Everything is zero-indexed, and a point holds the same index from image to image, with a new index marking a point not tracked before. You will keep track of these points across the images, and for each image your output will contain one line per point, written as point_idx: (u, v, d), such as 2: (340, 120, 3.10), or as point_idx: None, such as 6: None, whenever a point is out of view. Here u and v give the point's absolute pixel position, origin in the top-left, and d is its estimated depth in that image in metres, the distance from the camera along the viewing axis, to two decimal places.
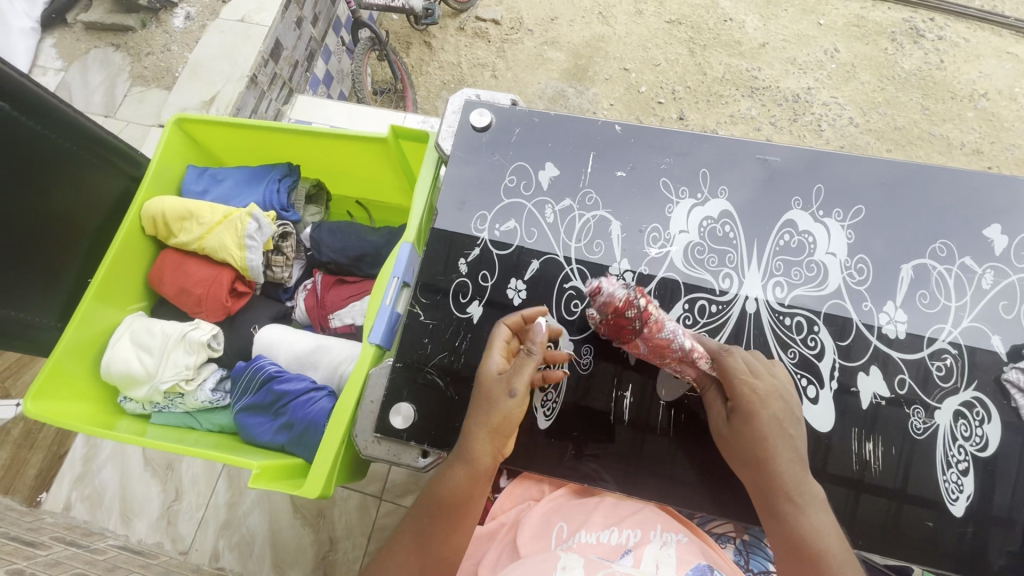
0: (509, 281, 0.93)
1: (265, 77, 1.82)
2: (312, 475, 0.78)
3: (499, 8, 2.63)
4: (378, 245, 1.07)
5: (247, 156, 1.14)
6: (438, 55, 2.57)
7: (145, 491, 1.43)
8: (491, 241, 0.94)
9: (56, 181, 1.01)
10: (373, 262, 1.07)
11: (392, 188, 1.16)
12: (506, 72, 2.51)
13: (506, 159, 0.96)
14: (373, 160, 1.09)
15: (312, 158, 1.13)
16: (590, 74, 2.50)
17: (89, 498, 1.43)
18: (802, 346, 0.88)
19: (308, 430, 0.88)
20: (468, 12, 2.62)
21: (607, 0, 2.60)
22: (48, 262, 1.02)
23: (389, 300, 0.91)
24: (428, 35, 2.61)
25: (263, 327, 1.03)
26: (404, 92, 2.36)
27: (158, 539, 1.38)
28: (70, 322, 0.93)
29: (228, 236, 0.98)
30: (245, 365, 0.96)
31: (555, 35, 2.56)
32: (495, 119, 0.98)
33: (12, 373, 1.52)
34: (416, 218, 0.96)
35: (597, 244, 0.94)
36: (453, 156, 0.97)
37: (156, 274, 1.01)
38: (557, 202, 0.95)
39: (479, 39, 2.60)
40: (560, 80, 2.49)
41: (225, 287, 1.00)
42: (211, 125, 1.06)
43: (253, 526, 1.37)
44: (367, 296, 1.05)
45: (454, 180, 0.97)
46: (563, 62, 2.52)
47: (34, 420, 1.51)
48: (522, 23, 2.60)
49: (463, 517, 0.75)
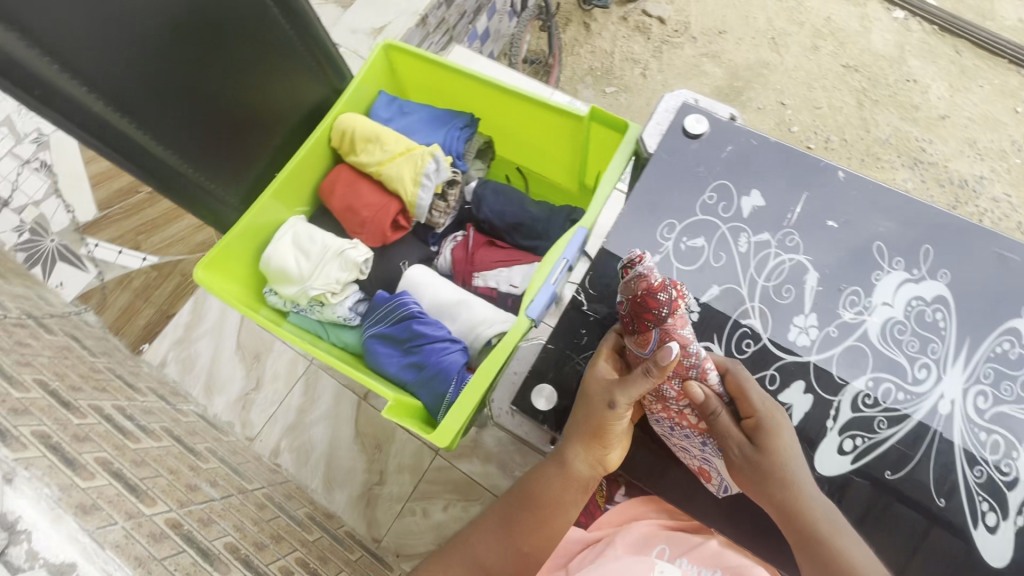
0: (683, 298, 0.91)
1: (435, 20, 1.84)
2: (443, 425, 0.85)
3: (668, 7, 2.52)
4: (537, 217, 1.18)
5: (440, 99, 1.27)
6: (593, 40, 2.51)
7: (230, 372, 1.53)
8: (676, 252, 0.95)
9: (277, 75, 1.12)
10: (527, 233, 1.18)
11: (558, 166, 1.25)
12: (657, 74, 2.41)
13: (710, 174, 0.97)
14: (560, 136, 1.17)
15: (498, 119, 1.23)
16: (743, 99, 2.36)
17: (181, 362, 1.55)
18: (993, 469, 0.81)
19: (432, 374, 1.01)
20: (636, 4, 2.53)
21: (785, 27, 2.45)
22: (247, 144, 1.13)
23: (555, 281, 0.90)
24: (589, 17, 2.54)
25: (413, 267, 1.16)
26: (551, 67, 2.32)
27: (231, 418, 1.48)
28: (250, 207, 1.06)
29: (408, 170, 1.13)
30: (390, 297, 1.09)
31: (719, 49, 2.44)
32: (709, 130, 0.99)
33: (148, 230, 1.72)
34: (598, 204, 0.95)
35: (788, 289, 0.91)
36: (656, 156, 0.99)
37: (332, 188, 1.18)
38: (755, 234, 0.94)
39: (639, 34, 2.50)
40: (709, 97, 2.37)
41: (391, 216, 1.15)
42: (425, 65, 1.18)
43: (316, 436, 1.45)
44: (511, 265, 1.16)
45: (650, 181, 0.98)
46: (717, 79, 2.39)
47: (154, 278, 1.66)
48: (688, 29, 2.48)
49: (546, 513, 0.86)
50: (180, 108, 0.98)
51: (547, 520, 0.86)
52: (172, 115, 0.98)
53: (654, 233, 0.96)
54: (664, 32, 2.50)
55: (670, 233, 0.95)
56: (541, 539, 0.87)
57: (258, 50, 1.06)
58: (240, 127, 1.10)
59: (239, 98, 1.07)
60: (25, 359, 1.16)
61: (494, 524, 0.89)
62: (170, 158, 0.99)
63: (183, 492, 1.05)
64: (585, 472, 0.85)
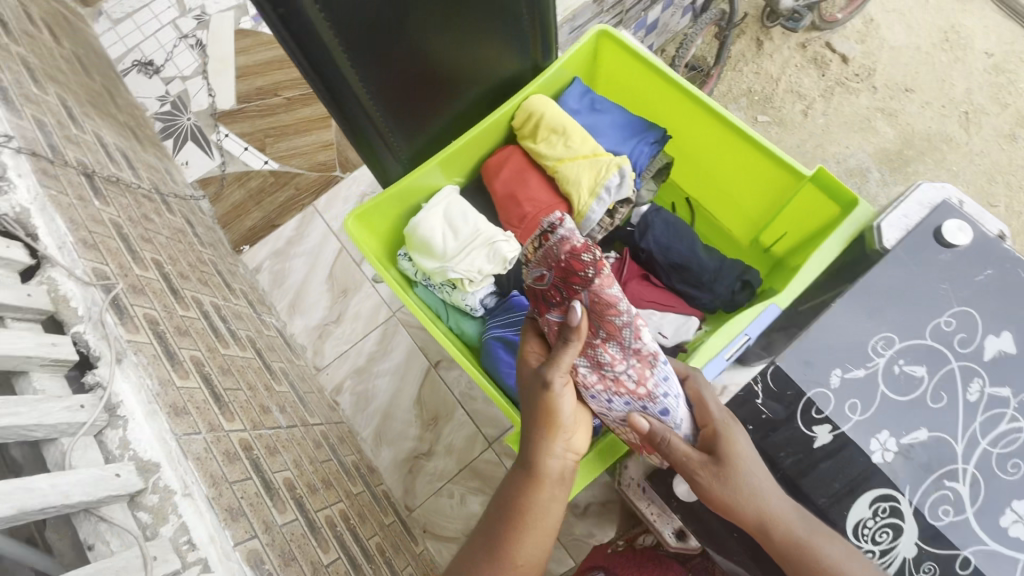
0: (882, 429, 0.63)
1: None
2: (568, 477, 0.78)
3: (856, 46, 2.25)
4: (706, 267, 0.93)
5: (631, 99, 1.02)
6: (762, 60, 2.26)
7: (315, 298, 1.54)
8: (887, 375, 0.64)
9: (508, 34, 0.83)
10: (687, 278, 0.94)
11: (743, 217, 1.00)
12: (820, 116, 2.16)
13: (956, 294, 0.66)
14: (761, 185, 0.92)
15: (689, 140, 0.98)
16: (909, 170, 2.09)
17: (274, 273, 1.57)
18: None
19: None
20: (823, 33, 2.27)
21: (983, 104, 2.14)
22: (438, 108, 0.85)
23: (732, 356, 0.72)
24: (765, 34, 2.28)
25: None
26: (708, 79, 2.14)
27: (306, 343, 1.50)
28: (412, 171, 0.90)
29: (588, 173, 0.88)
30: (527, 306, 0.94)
31: (899, 108, 2.16)
32: (971, 240, 0.68)
33: (277, 136, 1.72)
34: (801, 284, 0.76)
35: (1016, 464, 0.62)
36: (891, 253, 0.68)
37: (497, 167, 0.94)
38: (993, 384, 0.64)
39: (814, 66, 2.24)
40: (871, 157, 2.11)
41: (555, 219, 0.91)
42: (633, 57, 0.94)
43: (379, 387, 1.44)
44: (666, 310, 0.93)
45: (875, 280, 0.67)
46: (888, 140, 2.12)
47: (270, 185, 1.67)
48: (872, 75, 2.21)
49: (526, 524, 0.68)
50: (402, 49, 0.71)
51: (524, 528, 0.68)
52: (391, 55, 0.71)
53: (863, 342, 0.65)
54: (843, 71, 2.23)
55: (886, 350, 0.65)
56: (526, 557, 0.67)
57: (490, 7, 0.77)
58: (442, 86, 0.82)
59: (462, 51, 0.79)
60: (147, 235, 1.18)
61: (471, 553, 0.70)
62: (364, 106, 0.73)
63: (258, 412, 1.05)
64: (554, 454, 0.70)
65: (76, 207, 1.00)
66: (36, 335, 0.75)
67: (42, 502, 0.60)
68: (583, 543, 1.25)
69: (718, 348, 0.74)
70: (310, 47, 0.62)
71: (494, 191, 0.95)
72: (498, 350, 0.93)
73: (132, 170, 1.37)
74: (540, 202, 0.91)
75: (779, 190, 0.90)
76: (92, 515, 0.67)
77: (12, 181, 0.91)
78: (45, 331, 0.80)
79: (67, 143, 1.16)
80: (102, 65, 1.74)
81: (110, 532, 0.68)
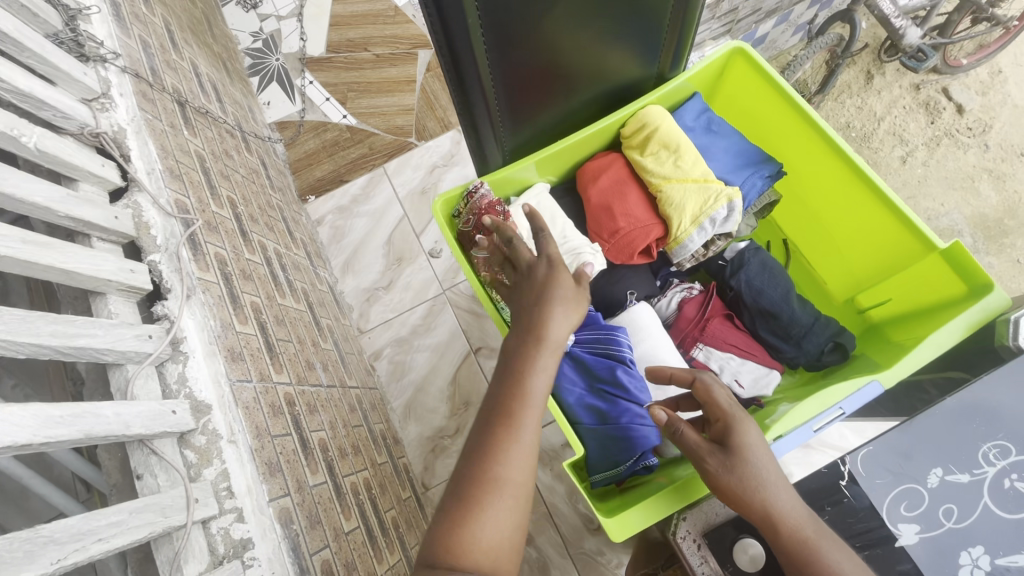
0: (972, 544, 0.57)
1: (728, 6, 1.61)
2: (621, 518, 0.71)
3: (976, 97, 2.07)
4: (798, 318, 0.88)
5: (750, 125, 0.96)
6: (868, 96, 2.12)
7: (370, 261, 1.54)
8: (991, 486, 0.58)
9: (641, 32, 0.77)
10: (773, 328, 0.90)
11: (848, 270, 0.94)
12: (920, 166, 2.01)
13: None
14: (879, 242, 0.86)
15: (805, 180, 0.93)
16: (1005, 242, 1.94)
17: (334, 229, 1.58)
18: None
19: (618, 442, 0.79)
20: (941, 77, 2.10)
21: None
22: (550, 101, 0.81)
23: (819, 429, 0.69)
24: (877, 68, 2.14)
25: (637, 303, 0.90)
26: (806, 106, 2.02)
27: (352, 303, 1.50)
28: (507, 166, 0.87)
29: (694, 200, 0.83)
30: (604, 326, 0.86)
31: (1011, 173, 1.99)
32: None
33: (359, 92, 1.71)
34: (911, 365, 0.71)
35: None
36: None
37: (596, 174, 0.89)
38: None
39: (924, 111, 2.08)
40: (967, 220, 1.96)
41: (647, 242, 0.86)
42: (764, 81, 0.88)
43: (415, 361, 1.44)
44: (746, 359, 0.88)
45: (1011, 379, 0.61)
46: (990, 206, 1.96)
47: (345, 139, 1.67)
48: (986, 132, 2.03)
49: (519, 446, 0.61)
50: (528, 33, 0.66)
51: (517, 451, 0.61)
52: (516, 38, 0.66)
53: (973, 446, 0.59)
54: (955, 122, 2.06)
55: (999, 460, 0.59)
56: (519, 481, 0.59)
57: (633, 8, 0.72)
58: (559, 78, 0.77)
59: (586, 46, 0.74)
60: (226, 172, 1.19)
61: (461, 480, 0.60)
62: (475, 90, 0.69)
63: (303, 367, 1.06)
64: (542, 375, 0.65)
65: (167, 134, 1.01)
66: (118, 259, 0.76)
67: (105, 429, 0.60)
68: (592, 559, 1.24)
69: (808, 416, 0.71)
70: (453, 22, 0.59)
71: (589, 198, 0.91)
72: (565, 367, 0.86)
73: (220, 104, 1.38)
74: (635, 221, 0.87)
75: (898, 252, 0.83)
76: (144, 447, 0.68)
77: (115, 100, 0.92)
78: (123, 255, 0.81)
79: (166, 67, 1.17)
80: None
81: (158, 467, 0.69)
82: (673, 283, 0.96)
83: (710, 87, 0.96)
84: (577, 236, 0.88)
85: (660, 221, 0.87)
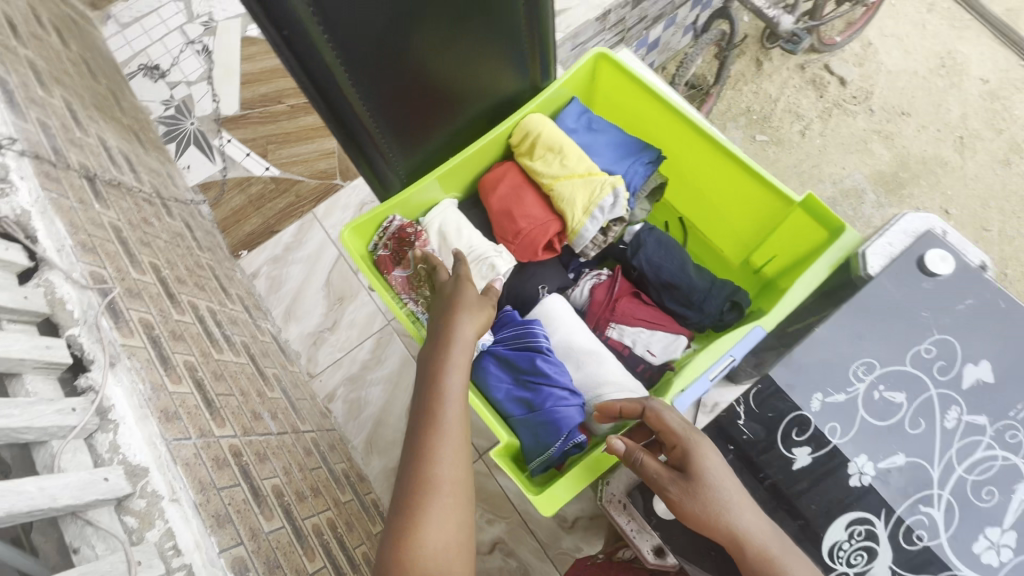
0: (855, 454, 0.64)
1: (615, 17, 1.74)
2: (549, 492, 0.77)
3: (854, 69, 2.28)
4: (696, 286, 0.95)
5: (626, 120, 1.05)
6: (761, 81, 2.30)
7: (311, 305, 1.55)
8: (863, 399, 0.66)
9: (497, 52, 0.85)
10: (678, 299, 0.97)
11: (734, 237, 1.03)
12: (818, 137, 2.19)
13: (938, 319, 0.67)
14: (751, 205, 0.95)
15: (682, 161, 1.01)
16: (903, 193, 2.12)
17: (271, 279, 1.59)
18: None
19: (543, 427, 0.83)
20: (821, 56, 2.30)
21: (978, 130, 2.17)
22: (429, 127, 0.87)
23: (715, 376, 0.76)
24: (765, 55, 2.33)
25: (550, 296, 0.96)
26: (707, 97, 2.18)
27: (299, 349, 1.50)
28: (406, 187, 0.91)
29: (582, 194, 0.90)
30: (520, 321, 0.90)
31: (896, 131, 2.19)
32: (956, 266, 0.69)
33: (279, 143, 1.74)
34: (786, 307, 0.80)
35: (992, 492, 0.62)
36: (877, 277, 0.70)
37: (492, 183, 0.95)
38: (972, 412, 0.64)
39: (812, 88, 2.27)
40: (867, 179, 2.14)
41: (547, 238, 0.92)
42: (626, 77, 0.97)
43: (370, 395, 1.45)
44: (657, 330, 0.94)
45: (865, 304, 0.69)
46: (884, 163, 2.15)
47: (271, 191, 1.69)
48: (868, 98, 2.24)
49: (438, 442, 0.68)
50: (388, 67, 0.71)
51: (439, 449, 0.68)
52: (377, 73, 0.71)
53: (845, 368, 0.67)
54: (841, 94, 2.26)
55: (867, 375, 0.66)
56: (454, 431, 0.70)
57: (484, 32, 0.79)
58: (432, 104, 0.83)
59: (449, 72, 0.80)
60: (146, 239, 1.19)
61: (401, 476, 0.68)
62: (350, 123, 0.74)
63: (248, 418, 1.06)
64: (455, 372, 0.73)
65: (76, 210, 1.01)
66: (31, 337, 0.76)
67: (28, 505, 0.60)
68: (570, 556, 1.26)
69: (703, 366, 0.79)
70: (311, 61, 0.63)
71: (490, 206, 0.96)
72: (489, 365, 0.90)
73: (134, 174, 1.38)
74: (534, 220, 0.93)
75: (769, 211, 0.92)
76: (78, 519, 0.68)
77: (15, 183, 0.92)
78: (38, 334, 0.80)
79: (70, 146, 1.17)
80: (109, 69, 1.76)
81: (96, 537, 0.68)
82: (585, 272, 1.03)
83: (585, 90, 1.04)
84: (483, 243, 0.94)
85: (557, 218, 0.93)
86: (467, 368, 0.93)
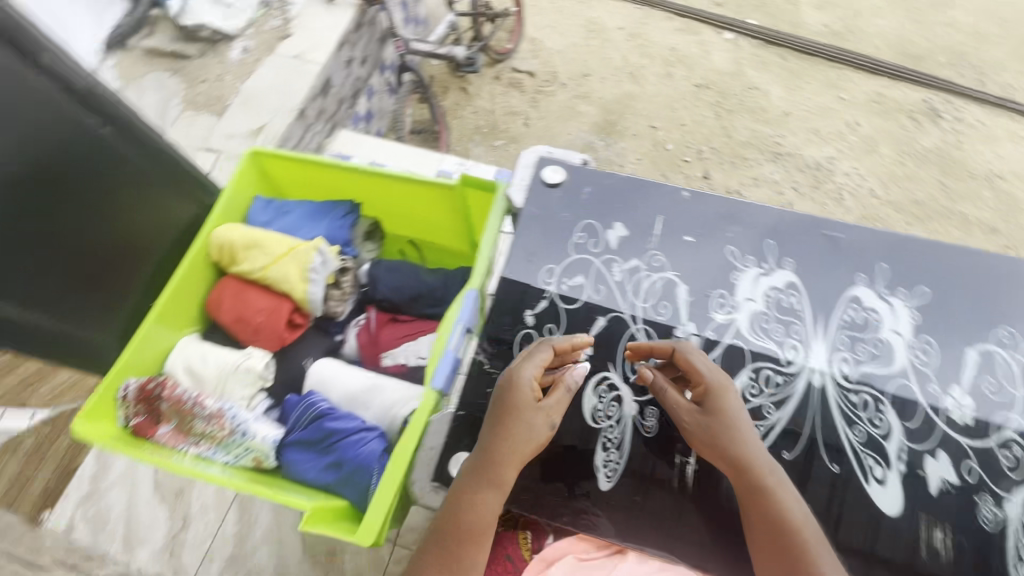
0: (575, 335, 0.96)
1: (314, 111, 1.79)
2: (366, 522, 0.81)
3: (535, 61, 2.71)
4: (432, 286, 1.26)
5: (316, 195, 1.32)
6: (473, 101, 2.63)
7: (151, 516, 1.39)
8: (559, 296, 0.98)
9: (132, 206, 1.13)
10: (428, 302, 1.26)
11: (451, 235, 1.31)
12: (538, 121, 2.55)
13: (575, 219, 1.02)
14: (433, 207, 1.26)
15: (373, 203, 1.31)
16: (618, 129, 2.55)
17: (91, 521, 1.39)
18: (869, 425, 0.87)
19: (356, 470, 0.98)
20: (506, 64, 2.71)
21: (638, 62, 2.72)
22: (114, 290, 1.14)
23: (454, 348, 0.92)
24: (465, 82, 2.68)
25: (315, 364, 1.15)
26: (438, 134, 2.42)
27: (160, 568, 1.33)
28: (131, 343, 1.06)
29: (293, 268, 1.15)
30: (298, 401, 1.07)
31: (588, 89, 2.64)
32: (567, 177, 1.05)
33: None
34: (482, 261, 1.00)
35: (664, 304, 0.96)
36: (525, 213, 1.04)
37: (216, 301, 1.17)
38: (625, 261, 0.99)
39: (513, 89, 2.65)
40: (589, 132, 2.53)
41: (284, 318, 1.16)
42: (282, 161, 1.25)
43: (260, 560, 1.34)
44: (420, 337, 1.22)
45: (528, 236, 1.02)
46: (593, 116, 2.57)
47: None
48: (556, 77, 2.68)
49: (479, 526, 0.72)
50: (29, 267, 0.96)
51: (480, 526, 0.73)
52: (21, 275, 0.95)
53: (538, 281, 0.99)
54: (536, 83, 2.67)
55: (552, 279, 0.99)
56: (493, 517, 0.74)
57: (102, 210, 1.07)
58: (100, 267, 1.10)
59: (93, 244, 1.07)
60: None
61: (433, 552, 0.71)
62: (26, 323, 0.98)
63: None
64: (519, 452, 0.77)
65: None
66: None
67: None
68: None
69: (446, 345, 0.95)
70: None
71: (227, 319, 1.18)
72: (292, 455, 1.03)
73: None
74: (267, 309, 1.16)
75: (443, 204, 1.24)
76: None
77: None
78: None
79: None
80: None
81: None
82: (348, 326, 1.25)
83: (266, 185, 1.31)
84: (232, 355, 1.13)
85: (285, 298, 1.17)
86: (279, 471, 1.04)
